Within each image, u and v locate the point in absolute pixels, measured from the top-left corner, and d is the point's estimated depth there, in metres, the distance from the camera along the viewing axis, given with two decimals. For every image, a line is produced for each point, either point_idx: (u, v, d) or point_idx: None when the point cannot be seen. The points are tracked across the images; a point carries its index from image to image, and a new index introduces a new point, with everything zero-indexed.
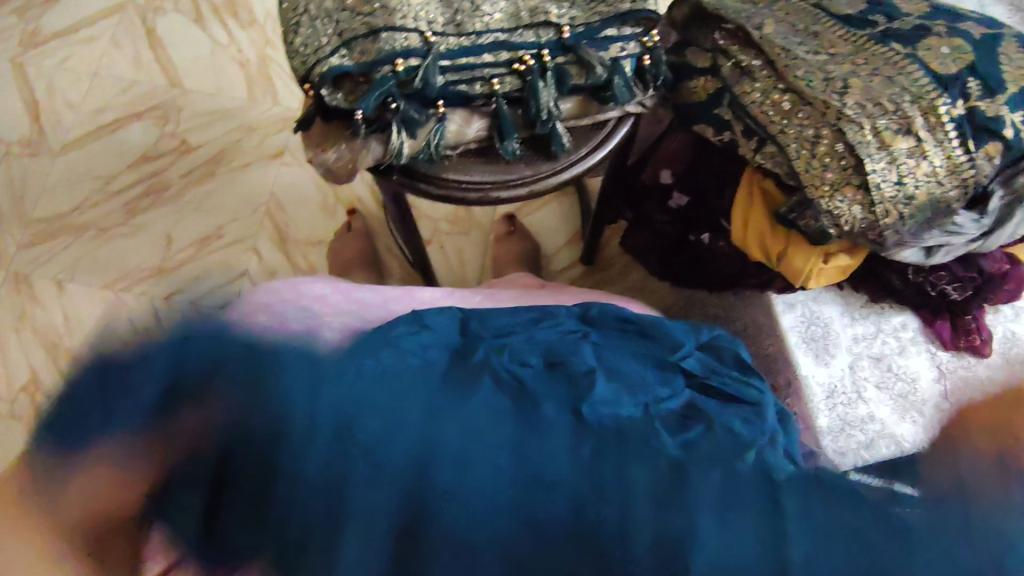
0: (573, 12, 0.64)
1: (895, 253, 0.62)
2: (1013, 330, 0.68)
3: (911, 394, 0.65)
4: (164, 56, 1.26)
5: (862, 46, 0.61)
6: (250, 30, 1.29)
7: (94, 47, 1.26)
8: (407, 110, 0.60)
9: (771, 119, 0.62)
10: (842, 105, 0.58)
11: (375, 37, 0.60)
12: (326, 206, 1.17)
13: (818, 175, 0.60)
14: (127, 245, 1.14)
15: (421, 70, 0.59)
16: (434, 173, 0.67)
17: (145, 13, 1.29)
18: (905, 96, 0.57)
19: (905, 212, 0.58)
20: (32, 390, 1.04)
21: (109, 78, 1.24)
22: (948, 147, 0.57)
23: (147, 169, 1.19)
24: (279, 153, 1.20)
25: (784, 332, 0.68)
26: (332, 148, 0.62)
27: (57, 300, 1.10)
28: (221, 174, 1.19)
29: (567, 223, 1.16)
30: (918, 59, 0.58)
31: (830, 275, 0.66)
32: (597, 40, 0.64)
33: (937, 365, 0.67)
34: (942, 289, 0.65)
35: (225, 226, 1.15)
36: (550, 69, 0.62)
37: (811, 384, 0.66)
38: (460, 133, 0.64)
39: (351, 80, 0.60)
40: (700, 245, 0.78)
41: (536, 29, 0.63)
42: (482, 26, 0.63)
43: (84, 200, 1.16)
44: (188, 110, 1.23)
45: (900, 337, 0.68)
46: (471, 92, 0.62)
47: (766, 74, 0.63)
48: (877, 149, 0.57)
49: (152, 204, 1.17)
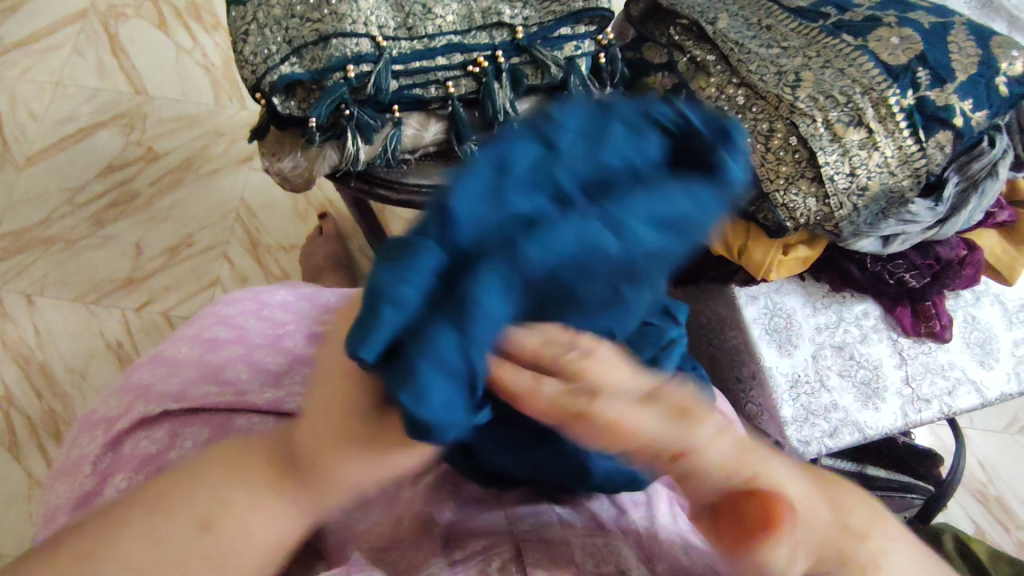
0: (526, 12, 0.64)
1: (852, 243, 0.62)
2: (975, 314, 0.70)
3: (871, 380, 0.67)
4: (128, 64, 1.25)
5: (814, 39, 0.61)
6: (214, 33, 1.27)
7: (56, 56, 1.24)
8: (361, 116, 0.59)
9: (725, 114, 0.61)
10: (795, 98, 0.58)
11: (325, 43, 0.59)
12: (298, 211, 1.16)
13: (774, 168, 0.59)
14: (96, 256, 1.12)
15: (373, 76, 0.59)
16: (392, 178, 0.65)
17: (106, 19, 1.27)
18: (856, 88, 0.58)
19: (859, 204, 0.59)
20: (5, 406, 1.03)
21: (72, 87, 1.23)
22: (899, 138, 0.57)
23: (114, 179, 1.18)
24: (249, 158, 1.19)
25: (748, 325, 0.68)
26: (287, 157, 0.62)
27: (27, 314, 1.08)
28: (190, 181, 1.18)
29: None
30: (868, 50, 0.59)
31: (790, 267, 0.65)
32: (551, 39, 0.63)
33: (898, 352, 0.68)
34: (899, 277, 0.65)
35: (195, 234, 1.15)
36: (505, 70, 0.62)
37: (775, 375, 0.66)
38: (417, 137, 0.63)
39: (303, 87, 0.59)
40: None
41: (489, 30, 0.63)
42: (435, 29, 0.62)
43: (51, 213, 1.15)
44: (154, 117, 1.22)
45: (862, 324, 0.68)
46: (426, 95, 0.61)
47: (720, 69, 0.63)
48: (830, 142, 0.58)
49: (120, 214, 1.16)
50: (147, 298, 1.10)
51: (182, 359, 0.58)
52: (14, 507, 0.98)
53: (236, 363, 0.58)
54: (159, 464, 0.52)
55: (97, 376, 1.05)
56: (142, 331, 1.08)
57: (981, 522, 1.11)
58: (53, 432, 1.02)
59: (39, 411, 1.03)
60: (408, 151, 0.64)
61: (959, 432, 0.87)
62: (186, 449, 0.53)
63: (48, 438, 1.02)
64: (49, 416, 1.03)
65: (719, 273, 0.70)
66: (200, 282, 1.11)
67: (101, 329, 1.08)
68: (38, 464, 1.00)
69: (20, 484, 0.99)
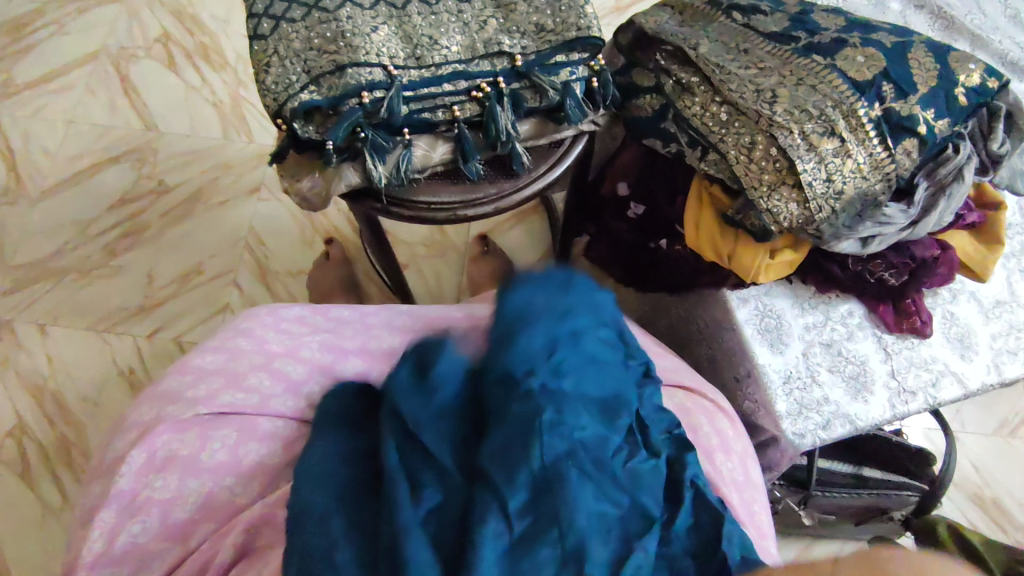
0: (524, 42, 0.70)
1: (834, 245, 0.66)
2: (952, 310, 0.74)
3: (859, 374, 0.71)
4: (139, 103, 1.30)
5: (787, 60, 0.67)
6: (221, 71, 1.33)
7: (68, 96, 1.30)
8: (375, 138, 0.65)
9: (711, 130, 0.67)
10: (773, 113, 0.64)
11: (341, 72, 0.65)
12: (304, 238, 1.20)
13: (757, 177, 0.65)
14: (106, 287, 1.16)
15: (386, 101, 0.64)
16: (403, 197, 0.70)
17: (118, 61, 1.33)
18: (827, 103, 0.63)
19: (837, 206, 0.64)
20: (18, 434, 1.06)
21: (84, 125, 1.28)
22: (868, 145, 0.63)
23: (126, 212, 1.22)
24: (256, 189, 1.24)
25: (740, 326, 0.71)
26: (306, 178, 0.67)
27: (41, 343, 1.12)
28: (199, 214, 1.22)
29: (535, 240, 1.21)
30: (837, 68, 0.64)
31: (778, 270, 0.69)
32: (548, 66, 0.69)
33: (882, 347, 0.72)
34: (880, 276, 0.69)
35: (205, 262, 1.19)
36: (507, 95, 0.67)
37: (771, 372, 0.70)
38: (426, 157, 0.68)
39: (320, 112, 0.65)
40: (659, 250, 0.82)
41: (491, 59, 0.68)
42: (441, 59, 0.68)
43: (64, 244, 1.19)
44: (164, 152, 1.27)
45: (848, 323, 0.72)
46: (433, 119, 0.67)
47: (704, 89, 0.69)
48: (806, 151, 0.63)
49: (131, 246, 1.20)
50: (159, 325, 1.13)
51: (207, 367, 0.62)
52: (27, 531, 1.00)
53: (258, 370, 0.62)
54: (190, 466, 0.55)
55: (107, 401, 1.08)
56: (153, 357, 1.11)
57: (977, 521, 1.14)
58: (66, 460, 1.04)
59: (51, 437, 1.06)
60: (418, 171, 0.69)
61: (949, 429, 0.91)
62: (216, 451, 0.56)
63: (59, 463, 1.04)
64: (61, 443, 1.05)
65: (712, 277, 0.75)
66: (210, 307, 1.15)
67: (113, 357, 1.11)
68: (52, 490, 1.03)
69: (33, 511, 1.01)
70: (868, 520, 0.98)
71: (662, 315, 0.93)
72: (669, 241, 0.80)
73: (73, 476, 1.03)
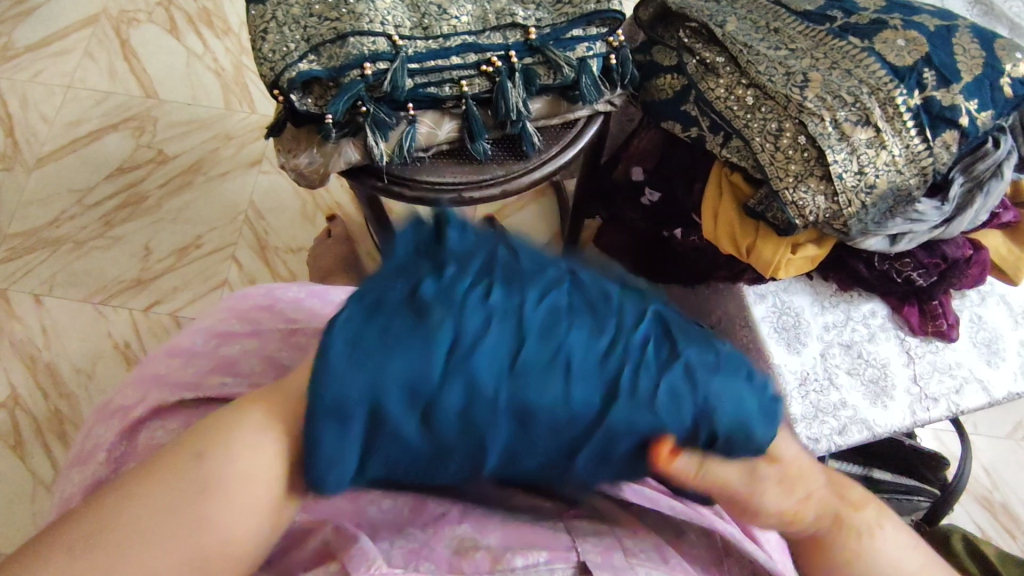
0: (539, 14, 0.65)
1: (860, 242, 0.63)
2: (980, 314, 0.70)
3: (879, 378, 0.67)
4: (138, 68, 1.26)
5: (820, 41, 0.63)
6: (223, 38, 1.28)
7: (67, 60, 1.26)
8: (378, 113, 0.61)
9: (735, 114, 0.63)
10: (803, 98, 0.60)
11: (342, 42, 0.61)
12: (306, 213, 1.17)
13: (783, 167, 0.61)
14: (103, 257, 1.13)
15: (390, 73, 0.60)
16: (407, 175, 0.67)
17: (119, 25, 1.29)
18: (863, 89, 0.59)
19: (868, 201, 0.60)
20: (10, 405, 1.04)
21: (82, 90, 1.24)
22: (905, 136, 0.58)
23: (124, 181, 1.19)
24: (257, 161, 1.20)
25: (757, 322, 0.68)
26: (303, 154, 0.63)
27: (35, 314, 1.09)
28: (199, 184, 1.19)
29: (544, 223, 1.16)
30: (875, 51, 0.60)
31: (798, 266, 0.66)
32: (564, 40, 0.64)
33: (905, 350, 0.68)
34: (907, 275, 0.66)
35: (203, 236, 1.16)
36: (518, 70, 0.63)
37: (784, 373, 0.67)
38: (431, 135, 0.64)
39: (320, 84, 0.61)
40: (673, 240, 0.77)
41: (503, 31, 0.64)
42: (450, 29, 0.64)
43: (61, 213, 1.16)
44: (164, 120, 1.23)
45: (871, 322, 0.69)
46: (440, 93, 0.63)
47: (730, 70, 0.64)
48: (838, 141, 0.59)
49: (129, 216, 1.17)
50: (156, 298, 1.11)
51: (196, 351, 0.60)
52: (18, 503, 0.99)
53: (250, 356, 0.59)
54: None
55: (102, 375, 1.06)
56: (149, 331, 1.09)
57: (987, 527, 1.12)
58: (58, 433, 1.03)
59: (44, 410, 1.04)
60: (422, 149, 0.66)
61: (965, 432, 0.87)
62: None
63: (53, 436, 1.03)
64: (55, 416, 1.04)
65: (729, 271, 0.72)
66: (208, 282, 1.12)
67: (109, 330, 1.09)
68: (44, 463, 1.01)
69: (25, 484, 1.00)
70: None
71: None
72: (684, 231, 0.76)
73: (66, 450, 1.02)
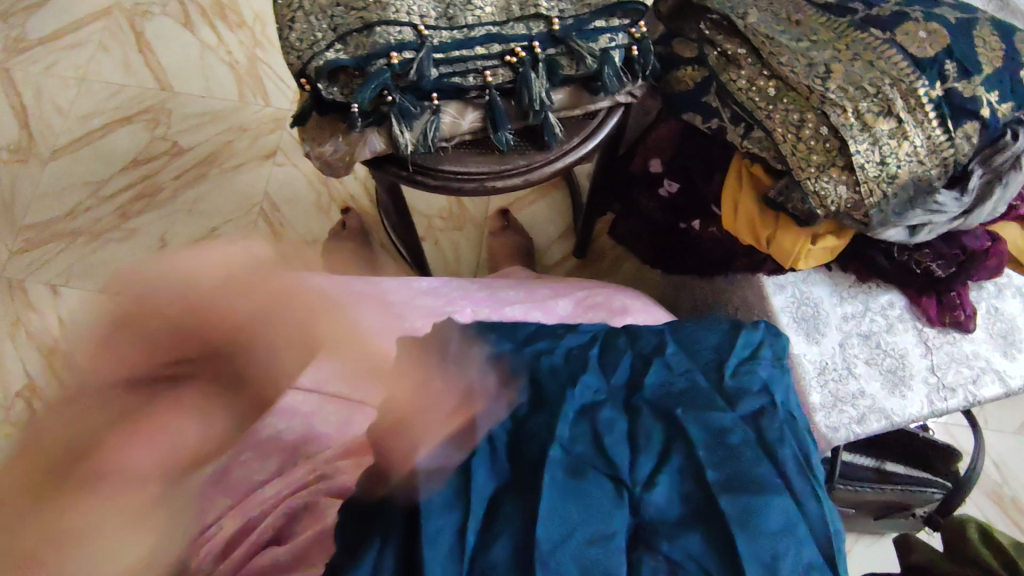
0: (562, 5, 0.66)
1: (879, 233, 0.63)
2: (997, 306, 0.71)
3: (897, 368, 0.68)
4: (153, 61, 1.27)
5: (843, 32, 0.63)
6: (237, 31, 1.29)
7: (82, 53, 1.27)
8: (403, 102, 0.61)
9: (756, 105, 0.64)
10: (825, 89, 0.60)
11: (368, 31, 0.62)
12: (320, 205, 1.18)
13: (804, 157, 0.61)
14: (119, 249, 1.14)
15: (415, 62, 0.61)
16: (429, 165, 0.67)
17: (133, 17, 1.29)
18: (886, 80, 0.60)
19: (888, 191, 0.60)
20: (28, 395, 1.05)
21: (97, 83, 1.25)
22: (927, 127, 0.59)
23: (138, 173, 1.20)
24: (271, 153, 1.21)
25: (776, 312, 0.69)
26: (328, 142, 0.64)
27: (52, 305, 1.10)
28: (213, 176, 1.20)
29: (557, 216, 1.17)
30: (897, 43, 0.60)
31: (818, 256, 0.67)
32: (587, 31, 0.65)
33: (922, 340, 0.69)
34: (926, 266, 0.66)
35: (218, 228, 1.16)
36: (542, 60, 0.64)
37: (804, 362, 0.68)
38: (455, 125, 0.65)
39: (346, 73, 0.62)
40: (690, 232, 0.79)
41: (526, 22, 0.65)
42: (475, 20, 0.64)
43: (77, 204, 1.17)
44: (178, 113, 1.23)
45: (888, 314, 0.70)
46: (464, 83, 0.63)
47: (751, 62, 0.65)
48: (859, 131, 0.59)
49: (144, 208, 1.17)
50: None
51: None
52: None
53: None
54: None
55: None
56: None
57: (996, 519, 1.13)
58: None
59: (62, 400, 1.05)
60: (446, 138, 0.66)
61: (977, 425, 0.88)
62: None
63: None
64: None
65: (748, 262, 0.72)
66: None
67: None
68: None
69: None
70: (889, 515, 0.97)
71: (684, 296, 0.92)
72: (702, 223, 0.77)
73: None
